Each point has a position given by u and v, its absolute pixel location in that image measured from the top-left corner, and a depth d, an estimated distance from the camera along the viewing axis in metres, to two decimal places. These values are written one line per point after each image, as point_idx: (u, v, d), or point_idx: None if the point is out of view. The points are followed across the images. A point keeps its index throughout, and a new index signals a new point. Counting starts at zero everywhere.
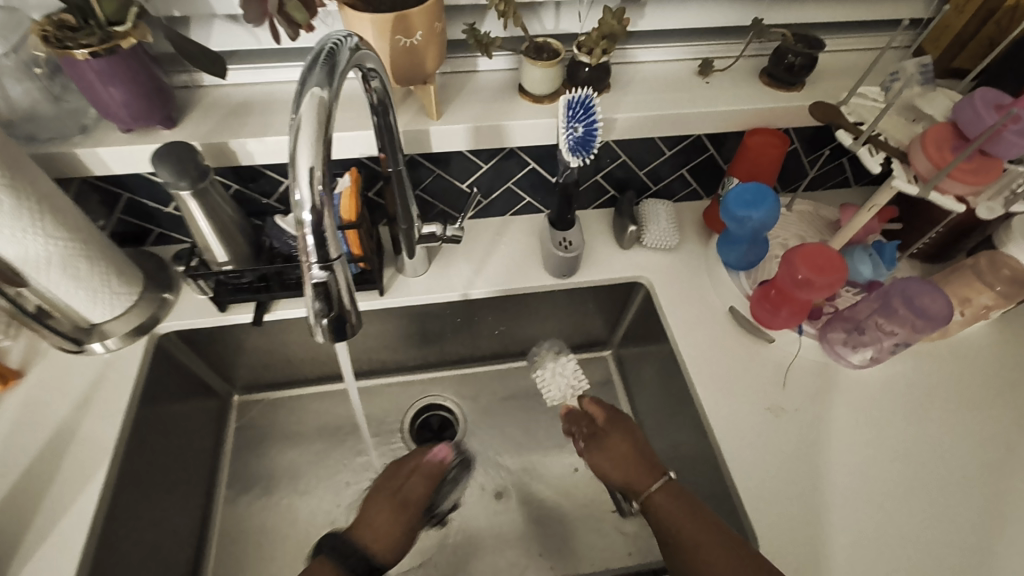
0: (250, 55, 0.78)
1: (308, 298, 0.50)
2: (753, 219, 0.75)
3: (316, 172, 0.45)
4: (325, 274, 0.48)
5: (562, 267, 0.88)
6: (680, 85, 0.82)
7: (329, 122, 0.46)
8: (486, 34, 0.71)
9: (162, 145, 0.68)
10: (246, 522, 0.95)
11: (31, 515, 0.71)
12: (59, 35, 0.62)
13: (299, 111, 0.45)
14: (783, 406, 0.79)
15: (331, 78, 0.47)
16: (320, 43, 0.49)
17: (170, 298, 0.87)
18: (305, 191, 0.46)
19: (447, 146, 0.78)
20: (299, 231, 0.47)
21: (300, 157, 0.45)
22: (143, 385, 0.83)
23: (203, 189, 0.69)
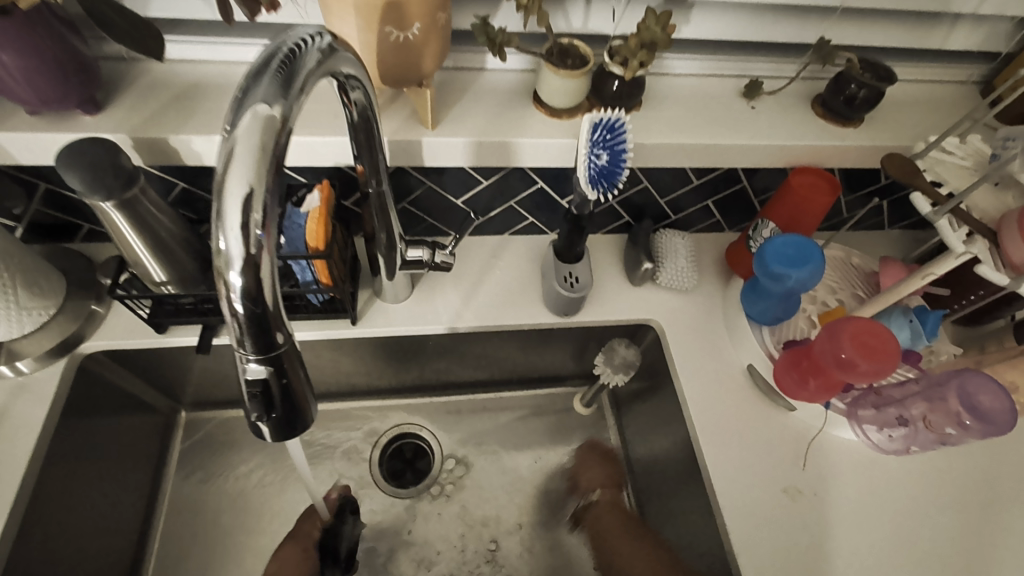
0: (203, 26, 0.63)
1: (243, 394, 0.37)
2: (792, 278, 0.65)
3: (251, 215, 0.32)
4: (263, 368, 0.36)
5: (564, 305, 0.77)
6: (722, 107, 0.70)
7: (279, 151, 0.33)
8: (501, 30, 0.56)
9: (75, 141, 0.53)
10: (186, 562, 0.84)
11: None
12: None
13: (236, 129, 0.32)
14: (800, 487, 0.70)
15: (285, 91, 0.33)
16: (273, 45, 0.35)
17: (99, 310, 0.73)
18: (233, 240, 0.32)
19: (442, 161, 0.64)
20: (226, 298, 0.34)
21: (229, 186, 0.31)
22: (59, 415, 0.69)
23: (130, 200, 0.55)
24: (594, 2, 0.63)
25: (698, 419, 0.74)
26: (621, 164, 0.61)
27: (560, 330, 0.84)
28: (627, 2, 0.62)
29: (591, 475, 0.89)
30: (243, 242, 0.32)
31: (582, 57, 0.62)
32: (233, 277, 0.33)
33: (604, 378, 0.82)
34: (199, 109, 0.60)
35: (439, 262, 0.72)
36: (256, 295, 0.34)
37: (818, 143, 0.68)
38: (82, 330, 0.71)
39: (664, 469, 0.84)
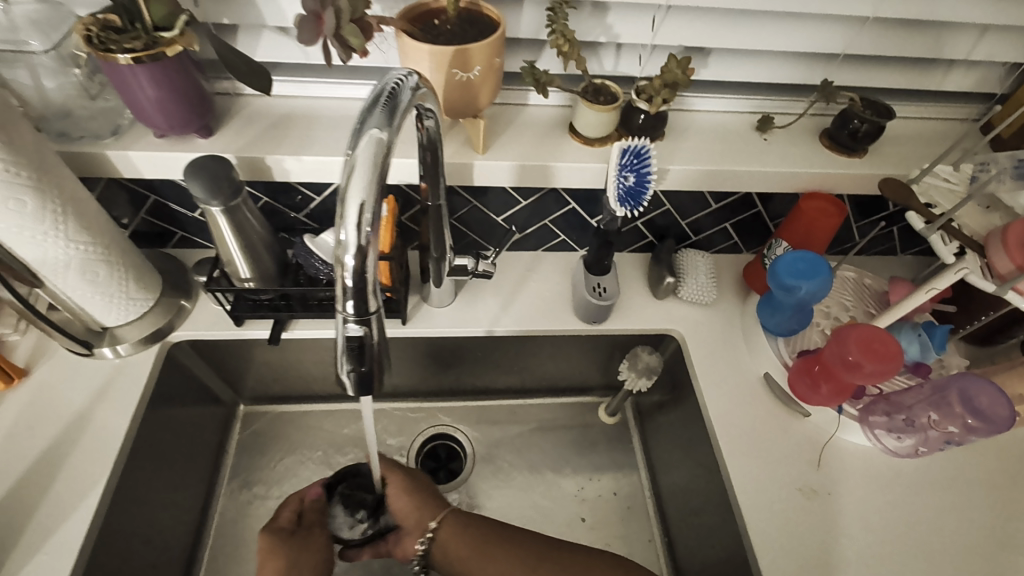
0: (295, 67, 0.76)
1: (340, 350, 0.47)
2: (802, 289, 0.72)
3: (364, 213, 0.42)
4: (361, 329, 0.46)
5: (593, 313, 0.85)
6: (737, 139, 0.78)
7: (385, 163, 0.43)
8: (545, 72, 0.67)
9: (197, 157, 0.65)
10: (238, 543, 0.91)
11: (20, 525, 0.67)
12: (103, 37, 0.59)
13: (356, 149, 0.42)
14: (815, 487, 0.74)
15: (391, 118, 0.44)
16: (379, 83, 0.46)
17: (187, 306, 0.84)
18: (350, 231, 0.42)
19: (491, 182, 0.74)
20: (339, 275, 0.44)
21: (350, 194, 0.42)
22: (151, 394, 0.79)
23: (234, 207, 0.66)
24: (623, 49, 0.73)
25: (717, 421, 0.79)
26: (646, 186, 0.70)
27: (589, 338, 0.91)
28: (652, 49, 0.73)
29: (405, 507, 0.78)
30: (357, 232, 0.42)
31: (613, 95, 0.72)
32: (347, 258, 0.43)
33: (629, 382, 0.88)
34: (290, 135, 0.72)
35: (481, 270, 0.81)
36: (360, 276, 0.43)
37: (825, 171, 0.76)
38: (172, 322, 0.82)
39: (685, 474, 0.89)
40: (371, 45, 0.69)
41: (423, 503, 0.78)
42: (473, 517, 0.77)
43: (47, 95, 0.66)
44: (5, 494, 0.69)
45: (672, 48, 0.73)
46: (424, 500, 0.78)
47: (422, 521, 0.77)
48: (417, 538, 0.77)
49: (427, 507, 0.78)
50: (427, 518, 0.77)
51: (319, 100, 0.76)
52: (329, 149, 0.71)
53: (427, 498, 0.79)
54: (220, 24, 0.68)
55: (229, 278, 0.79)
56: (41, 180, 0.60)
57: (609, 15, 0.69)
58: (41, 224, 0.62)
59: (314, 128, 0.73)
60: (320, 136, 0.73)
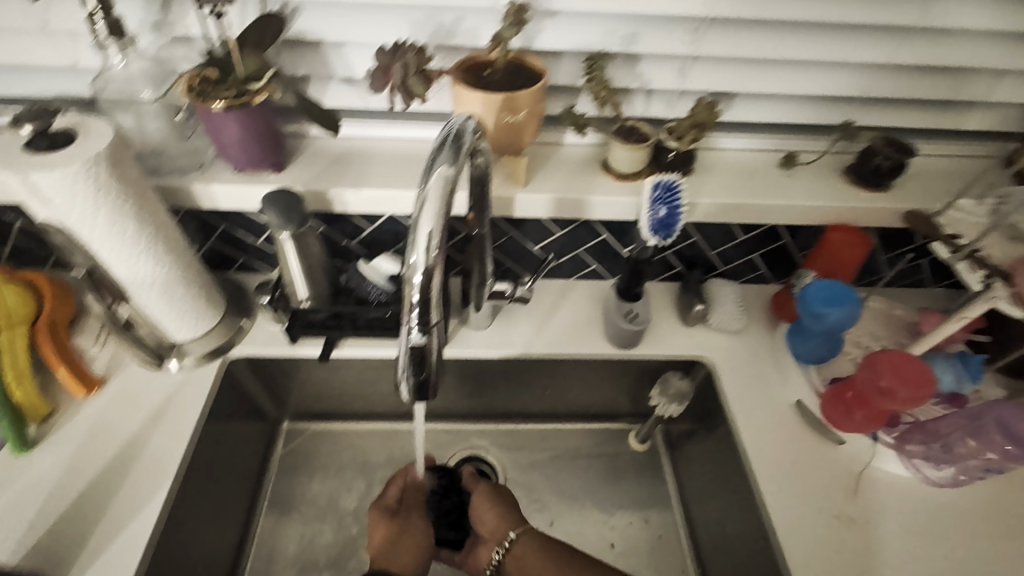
0: (356, 111, 0.85)
1: (403, 357, 0.54)
2: (831, 316, 0.75)
3: (432, 238, 0.50)
4: (424, 337, 0.53)
5: (624, 338, 0.88)
6: (762, 175, 0.83)
7: (451, 196, 0.50)
8: (582, 115, 0.74)
9: (272, 190, 0.74)
10: (279, 556, 0.94)
11: (93, 523, 0.72)
12: (202, 87, 0.69)
13: (427, 186, 0.49)
14: (851, 515, 0.74)
15: (456, 157, 0.51)
16: (445, 127, 0.54)
17: (247, 325, 0.91)
18: (420, 254, 0.50)
19: (530, 213, 0.80)
20: (408, 292, 0.51)
21: (421, 223, 0.49)
22: (211, 406, 0.85)
23: (302, 233, 0.74)
24: (654, 93, 0.80)
25: (750, 446, 0.80)
26: (678, 218, 0.75)
27: (620, 364, 0.94)
28: (680, 94, 0.79)
29: (488, 515, 0.85)
30: (425, 255, 0.50)
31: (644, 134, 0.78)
32: (416, 277, 0.50)
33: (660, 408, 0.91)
34: (350, 171, 0.81)
35: (519, 295, 0.86)
36: (426, 293, 0.51)
37: (849, 205, 0.80)
38: (233, 339, 0.89)
39: (719, 502, 0.89)
40: (430, 94, 0.78)
41: (507, 506, 0.85)
42: (552, 539, 0.79)
43: (147, 135, 0.76)
44: (80, 494, 0.75)
45: (699, 92, 0.79)
46: (512, 508, 0.85)
47: (502, 530, 0.83)
48: (494, 546, 0.83)
49: (510, 519, 0.84)
50: (506, 529, 0.83)
51: (376, 139, 0.85)
52: (385, 183, 0.79)
53: (510, 511, 0.84)
54: (296, 75, 0.77)
55: (288, 299, 0.86)
56: (140, 208, 0.69)
57: (641, 64, 0.76)
58: (137, 247, 0.70)
59: (372, 165, 0.81)
60: (376, 171, 0.81)
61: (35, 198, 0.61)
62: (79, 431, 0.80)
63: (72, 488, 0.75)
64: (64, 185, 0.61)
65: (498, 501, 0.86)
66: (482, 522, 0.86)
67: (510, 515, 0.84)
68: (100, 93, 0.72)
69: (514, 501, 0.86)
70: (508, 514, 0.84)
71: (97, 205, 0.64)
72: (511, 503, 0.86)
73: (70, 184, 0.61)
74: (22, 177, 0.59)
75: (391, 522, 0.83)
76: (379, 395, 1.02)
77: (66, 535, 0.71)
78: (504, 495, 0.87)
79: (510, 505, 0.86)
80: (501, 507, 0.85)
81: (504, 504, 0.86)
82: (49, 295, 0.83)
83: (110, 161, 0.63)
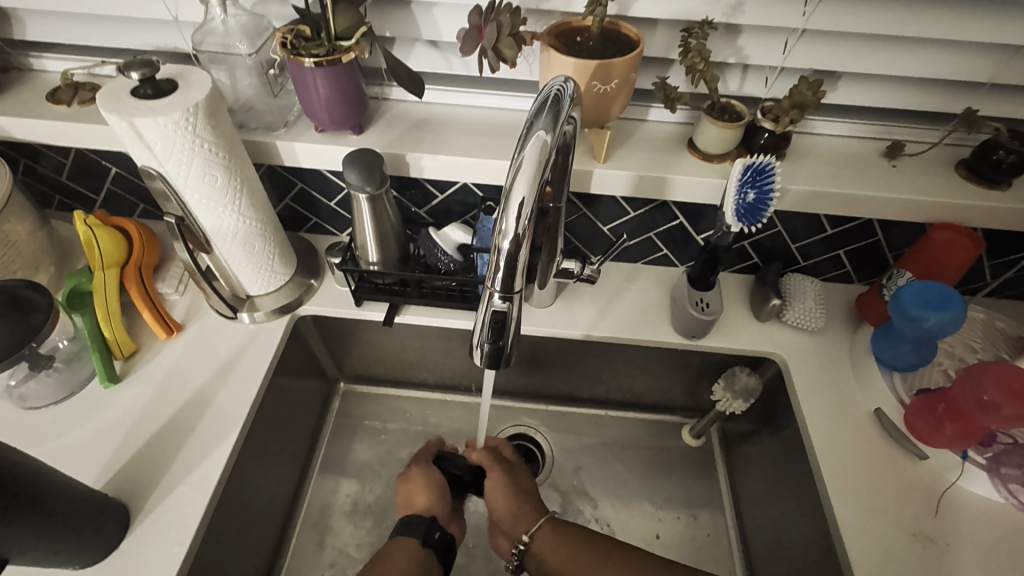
0: (437, 77, 0.84)
1: (482, 323, 0.54)
2: (929, 321, 0.69)
3: (525, 205, 0.48)
4: (506, 304, 0.53)
5: (692, 327, 0.85)
6: (861, 165, 0.77)
7: (547, 162, 0.48)
8: (675, 89, 0.71)
9: (352, 150, 0.74)
10: (329, 511, 0.97)
11: (169, 457, 0.76)
12: (295, 44, 0.70)
13: (524, 151, 0.48)
14: (930, 536, 0.69)
15: (556, 122, 0.49)
16: (544, 90, 0.51)
17: (315, 284, 0.93)
18: (512, 220, 0.48)
19: (607, 190, 0.78)
20: (495, 259, 0.50)
21: (515, 189, 0.47)
22: (278, 360, 0.88)
23: (379, 195, 0.74)
24: (750, 71, 0.75)
25: (821, 452, 0.76)
26: (768, 203, 0.70)
27: (684, 354, 0.91)
28: (780, 72, 0.74)
29: (499, 496, 0.84)
30: (516, 221, 0.48)
31: (737, 113, 0.73)
32: (505, 244, 0.49)
33: (723, 403, 0.87)
34: (428, 136, 0.80)
35: (586, 275, 0.83)
36: (514, 262, 0.50)
37: (961, 202, 0.73)
38: (301, 297, 0.91)
39: (779, 507, 0.85)
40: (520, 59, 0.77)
41: (515, 490, 0.85)
42: (574, 528, 0.78)
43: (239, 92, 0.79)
44: (159, 429, 0.79)
45: (802, 71, 0.74)
46: (526, 492, 0.85)
47: (518, 527, 0.81)
48: (512, 541, 0.82)
49: (528, 512, 0.82)
50: (523, 529, 0.80)
51: (455, 106, 0.84)
52: (462, 150, 0.78)
53: (527, 504, 0.83)
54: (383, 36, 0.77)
55: (357, 261, 0.87)
56: (230, 161, 0.70)
57: (742, 37, 0.72)
58: (224, 198, 0.72)
59: (449, 131, 0.81)
60: (454, 138, 0.80)
61: (137, 143, 0.64)
62: (159, 370, 0.85)
63: (151, 422, 0.79)
64: (164, 132, 0.63)
65: (514, 489, 0.84)
66: (495, 507, 0.84)
67: (526, 496, 0.84)
68: (200, 45, 0.74)
69: (524, 486, 0.86)
70: (524, 499, 0.83)
71: (191, 154, 0.66)
72: (518, 486, 0.85)
73: (169, 130, 0.63)
74: (127, 122, 0.61)
75: (424, 485, 0.85)
76: (434, 365, 1.03)
77: (145, 465, 0.76)
78: (519, 484, 0.86)
79: (526, 490, 0.85)
80: (517, 492, 0.84)
81: (517, 489, 0.85)
82: (139, 241, 0.88)
83: (208, 111, 0.65)
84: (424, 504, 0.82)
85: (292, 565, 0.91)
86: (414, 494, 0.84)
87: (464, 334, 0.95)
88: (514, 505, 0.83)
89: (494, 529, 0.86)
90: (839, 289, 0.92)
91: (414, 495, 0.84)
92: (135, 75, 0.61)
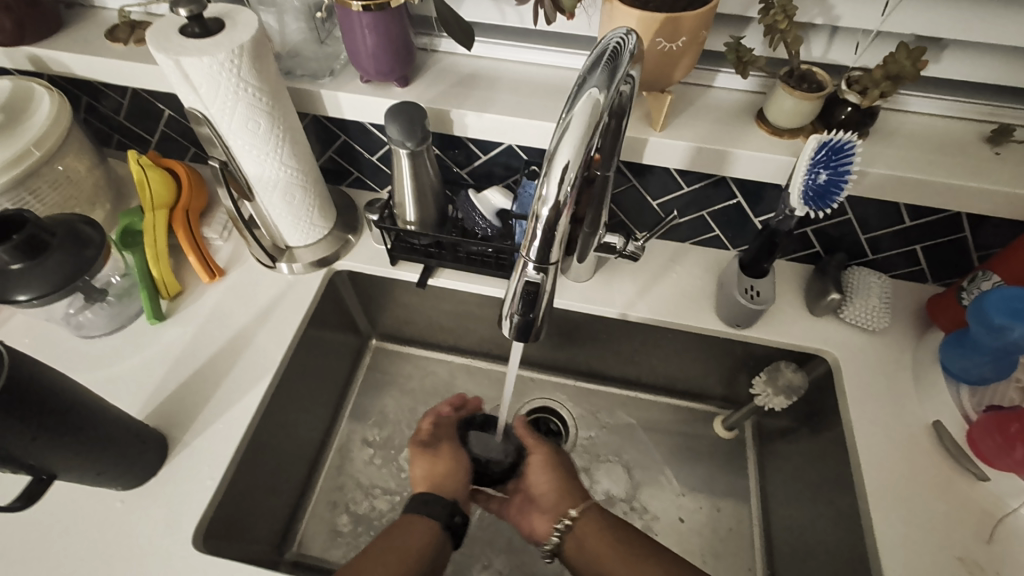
0: (490, 29, 0.79)
1: (514, 293, 0.52)
2: (1014, 333, 0.61)
3: (568, 170, 0.44)
4: (539, 275, 0.50)
5: (738, 316, 0.79)
6: (957, 150, 0.68)
7: (597, 125, 0.44)
8: (749, 51, 0.63)
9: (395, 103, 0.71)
10: (353, 462, 0.99)
11: (207, 396, 0.79)
12: None
13: (574, 111, 0.43)
14: (980, 562, 0.64)
15: (611, 81, 0.44)
16: (602, 43, 0.46)
17: (352, 240, 0.93)
18: (553, 186, 0.44)
19: (660, 161, 0.72)
20: (532, 226, 0.47)
21: (559, 153, 0.44)
22: (312, 311, 0.89)
23: (420, 152, 0.72)
24: (839, 34, 0.67)
25: (867, 461, 0.70)
26: (840, 186, 0.64)
27: (725, 342, 0.86)
28: (874, 38, 0.65)
29: (543, 481, 0.83)
30: (557, 187, 0.45)
31: (818, 83, 0.66)
32: (543, 212, 0.46)
33: (763, 398, 0.84)
34: (474, 93, 0.76)
35: (629, 251, 0.76)
36: (552, 231, 0.47)
37: None
38: (338, 252, 0.91)
39: (813, 511, 0.80)
40: (579, 10, 0.71)
41: (557, 480, 0.83)
42: (618, 521, 0.74)
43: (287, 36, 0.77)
44: (198, 368, 0.82)
45: (902, 36, 0.65)
46: (569, 480, 0.83)
47: (561, 504, 0.79)
48: (551, 520, 0.79)
49: (571, 495, 0.80)
50: (568, 505, 0.79)
51: (504, 62, 0.79)
52: (509, 109, 0.74)
53: (570, 485, 0.82)
54: None
55: (394, 219, 0.85)
56: (273, 108, 0.69)
57: None
58: (267, 146, 0.72)
59: (497, 88, 0.76)
60: (500, 96, 0.76)
61: (183, 83, 0.63)
62: (202, 312, 0.87)
63: (192, 360, 0.83)
64: (208, 73, 0.62)
65: (553, 471, 0.84)
66: (539, 489, 0.83)
67: (570, 484, 0.82)
68: None
69: (569, 473, 0.84)
70: (572, 486, 0.82)
71: (235, 97, 0.65)
72: (565, 475, 0.83)
73: (214, 71, 0.62)
74: (174, 60, 0.60)
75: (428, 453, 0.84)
76: (465, 329, 1.02)
77: (184, 401, 0.79)
78: (559, 467, 0.84)
79: (570, 484, 0.82)
80: (563, 478, 0.83)
81: (557, 481, 0.82)
82: (187, 185, 0.89)
83: (253, 54, 0.63)
84: (443, 471, 0.81)
85: (316, 507, 0.95)
86: (435, 469, 0.81)
87: (496, 301, 0.93)
88: (558, 492, 0.81)
89: (527, 511, 0.84)
90: (907, 288, 0.84)
91: (437, 465, 0.82)
92: (184, 11, 0.60)
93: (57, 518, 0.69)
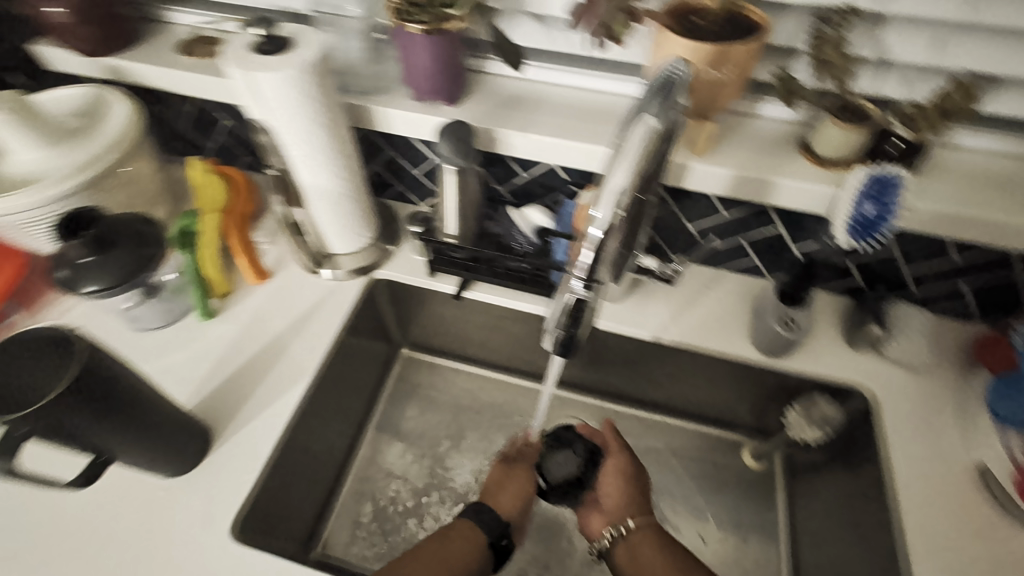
0: (539, 53, 0.82)
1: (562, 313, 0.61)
2: None
3: (620, 197, 0.49)
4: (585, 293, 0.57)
5: (774, 345, 0.80)
6: (1008, 189, 0.68)
7: (649, 152, 0.47)
8: (798, 84, 0.64)
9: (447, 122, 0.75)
10: (375, 469, 1.00)
11: (248, 394, 0.82)
12: (407, 10, 0.69)
13: (629, 137, 0.46)
14: None
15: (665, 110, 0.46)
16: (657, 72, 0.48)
17: (391, 250, 0.96)
18: (603, 211, 0.49)
19: (703, 187, 0.73)
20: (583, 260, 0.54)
21: (610, 182, 0.48)
22: (350, 318, 0.92)
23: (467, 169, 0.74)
24: (891, 69, 0.67)
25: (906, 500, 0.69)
26: (887, 219, 0.64)
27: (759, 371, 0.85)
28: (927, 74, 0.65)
29: (613, 489, 0.80)
30: (608, 211, 0.49)
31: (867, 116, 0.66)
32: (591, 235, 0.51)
33: (796, 429, 0.83)
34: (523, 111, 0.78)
35: (666, 274, 0.76)
36: (600, 251, 0.53)
37: None
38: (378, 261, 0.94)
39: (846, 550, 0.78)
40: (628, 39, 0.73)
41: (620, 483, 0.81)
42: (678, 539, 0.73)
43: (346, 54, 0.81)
44: (240, 367, 0.85)
45: (956, 73, 0.65)
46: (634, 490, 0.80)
47: (621, 510, 0.78)
48: (608, 524, 0.78)
49: (632, 504, 0.78)
50: (629, 514, 0.77)
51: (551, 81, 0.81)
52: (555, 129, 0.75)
53: (634, 496, 0.79)
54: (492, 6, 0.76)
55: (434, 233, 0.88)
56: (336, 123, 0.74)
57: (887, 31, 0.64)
58: (323, 156, 0.76)
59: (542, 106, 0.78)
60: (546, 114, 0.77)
61: (253, 95, 0.67)
62: (247, 313, 0.91)
63: (235, 359, 0.86)
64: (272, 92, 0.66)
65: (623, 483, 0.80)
66: (603, 493, 0.81)
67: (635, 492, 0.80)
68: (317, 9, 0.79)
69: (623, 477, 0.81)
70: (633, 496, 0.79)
71: (300, 112, 0.69)
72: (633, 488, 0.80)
73: (282, 87, 0.66)
74: (248, 74, 0.64)
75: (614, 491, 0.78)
76: (494, 343, 1.04)
77: (226, 398, 0.82)
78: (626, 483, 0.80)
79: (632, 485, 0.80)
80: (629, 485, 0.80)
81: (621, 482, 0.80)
82: (236, 189, 0.91)
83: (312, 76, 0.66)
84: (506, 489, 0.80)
85: (343, 506, 0.96)
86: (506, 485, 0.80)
87: (528, 314, 0.94)
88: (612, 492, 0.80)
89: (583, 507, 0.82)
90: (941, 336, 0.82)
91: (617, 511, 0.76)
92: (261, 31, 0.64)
93: (105, 502, 0.72)
